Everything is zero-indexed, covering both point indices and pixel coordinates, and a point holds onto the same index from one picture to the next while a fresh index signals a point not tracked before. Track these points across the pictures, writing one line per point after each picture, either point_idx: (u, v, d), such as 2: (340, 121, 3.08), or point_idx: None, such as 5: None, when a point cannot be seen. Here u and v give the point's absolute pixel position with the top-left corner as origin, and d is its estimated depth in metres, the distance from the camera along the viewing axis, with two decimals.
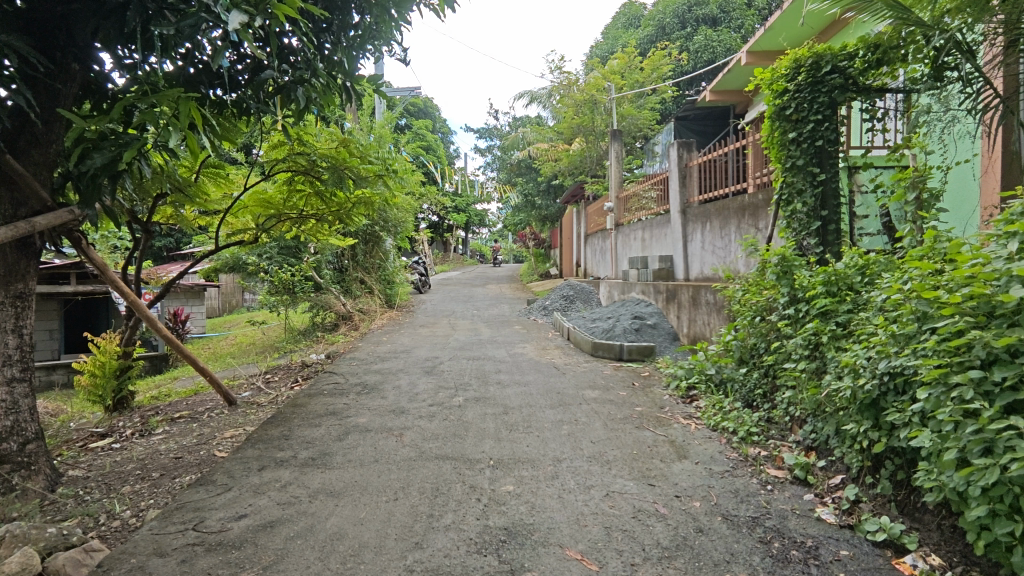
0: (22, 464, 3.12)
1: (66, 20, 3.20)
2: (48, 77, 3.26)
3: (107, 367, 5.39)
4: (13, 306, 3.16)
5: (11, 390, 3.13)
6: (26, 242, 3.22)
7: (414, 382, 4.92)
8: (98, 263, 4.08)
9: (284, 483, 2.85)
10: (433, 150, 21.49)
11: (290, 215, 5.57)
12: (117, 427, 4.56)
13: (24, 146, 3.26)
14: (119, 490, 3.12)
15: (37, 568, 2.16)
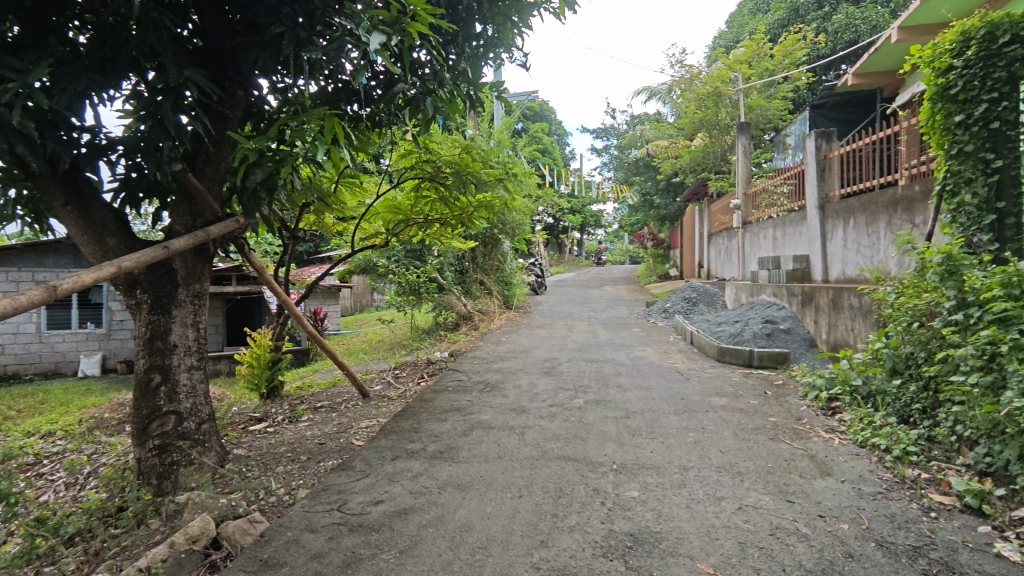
0: (200, 440, 3.59)
1: (233, 53, 3.72)
2: (220, 104, 3.71)
3: (262, 358, 6.05)
4: (192, 304, 3.64)
5: (191, 376, 3.61)
6: (203, 249, 3.70)
7: (535, 382, 4.99)
8: (258, 267, 4.59)
9: (415, 473, 3.02)
10: (549, 152, 21.65)
11: (416, 219, 5.89)
12: (271, 413, 5.10)
13: (201, 166, 3.73)
14: (274, 469, 3.49)
15: (212, 533, 2.50)
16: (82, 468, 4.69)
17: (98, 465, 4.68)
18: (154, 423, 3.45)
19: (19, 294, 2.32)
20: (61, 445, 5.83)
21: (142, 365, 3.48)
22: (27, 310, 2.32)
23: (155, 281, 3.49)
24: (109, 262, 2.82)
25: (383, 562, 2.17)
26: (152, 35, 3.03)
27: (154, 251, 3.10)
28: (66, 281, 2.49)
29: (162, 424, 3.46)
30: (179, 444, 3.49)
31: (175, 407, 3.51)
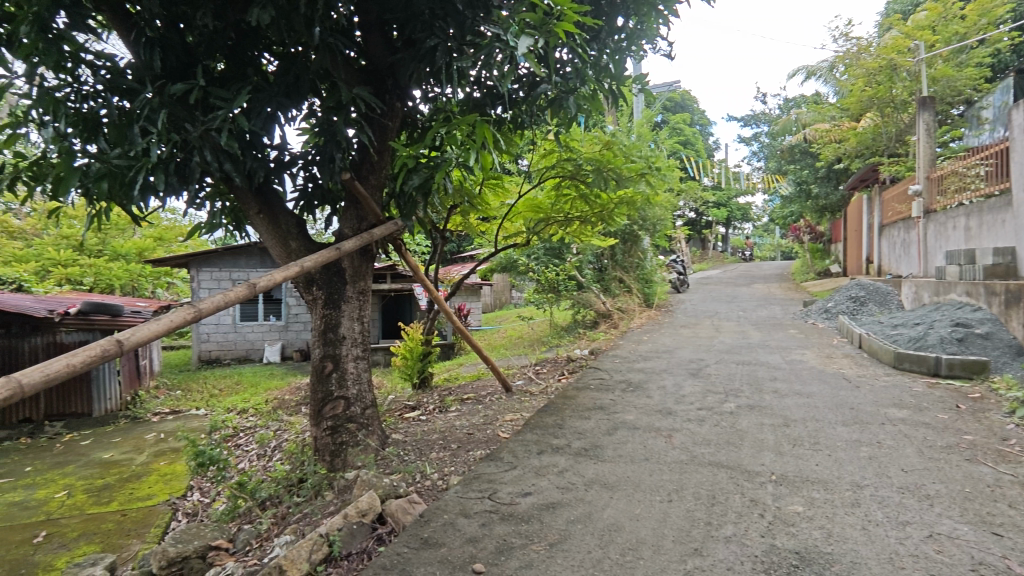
0: (364, 424, 3.94)
1: (392, 69, 4.00)
2: (381, 116, 4.01)
3: (415, 351, 6.51)
4: (358, 300, 4.01)
5: (357, 365, 3.97)
6: (367, 249, 4.07)
7: (680, 384, 4.80)
8: (412, 266, 4.91)
9: (561, 469, 3.06)
10: (691, 144, 20.67)
11: (557, 218, 5.93)
12: (423, 402, 5.47)
13: (365, 173, 4.07)
14: (428, 455, 3.74)
15: (377, 509, 2.75)
16: (270, 442, 5.40)
17: (282, 441, 5.37)
18: (327, 406, 3.86)
19: (229, 291, 2.74)
20: (253, 421, 6.78)
21: (318, 354, 3.91)
22: (235, 303, 2.74)
23: (328, 278, 3.90)
24: (294, 263, 3.22)
25: (534, 552, 2.23)
26: (328, 59, 3.38)
27: (328, 252, 3.48)
28: (262, 279, 2.89)
29: (334, 407, 3.86)
30: (347, 426, 3.86)
31: (343, 393, 3.89)
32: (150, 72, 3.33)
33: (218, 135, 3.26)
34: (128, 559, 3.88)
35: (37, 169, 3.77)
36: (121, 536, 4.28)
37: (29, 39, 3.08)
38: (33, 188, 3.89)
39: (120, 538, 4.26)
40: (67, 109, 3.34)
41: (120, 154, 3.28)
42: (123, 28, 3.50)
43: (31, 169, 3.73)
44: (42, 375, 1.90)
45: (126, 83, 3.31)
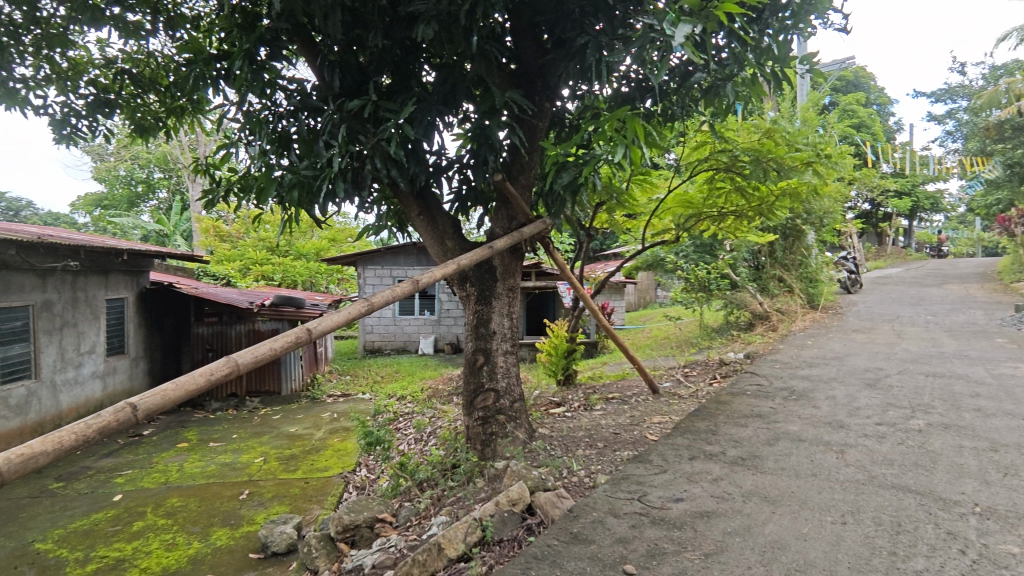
0: (513, 416, 4.07)
1: (543, 70, 4.07)
2: (531, 117, 4.10)
3: (560, 348, 6.59)
4: (508, 297, 4.15)
5: (507, 359, 4.11)
6: (517, 248, 4.20)
7: (854, 395, 4.30)
8: (560, 264, 4.94)
9: (716, 477, 2.90)
10: (867, 127, 18.42)
11: (709, 213, 5.61)
12: (568, 399, 5.52)
13: (516, 173, 4.19)
14: (575, 451, 3.77)
15: (526, 500, 2.83)
16: (426, 428, 5.81)
17: (437, 427, 5.75)
18: (479, 398, 4.06)
19: (396, 286, 3.00)
20: (410, 407, 7.34)
21: (471, 347, 4.13)
22: (402, 298, 2.99)
23: (481, 276, 4.10)
24: (452, 261, 3.43)
25: (688, 561, 2.15)
26: (483, 65, 3.53)
27: (482, 251, 3.66)
28: (424, 276, 3.13)
29: (485, 398, 4.04)
30: (497, 418, 4.02)
31: (493, 385, 4.06)
32: (331, 92, 3.74)
33: (387, 144, 3.57)
34: (311, 522, 4.40)
35: (245, 183, 4.42)
36: (305, 501, 4.88)
37: (240, 72, 3.63)
38: (242, 198, 4.58)
39: (304, 502, 4.85)
40: (268, 129, 3.88)
41: (308, 166, 3.73)
42: (309, 54, 3.97)
43: (240, 182, 4.39)
44: (252, 356, 2.24)
45: (312, 103, 3.76)
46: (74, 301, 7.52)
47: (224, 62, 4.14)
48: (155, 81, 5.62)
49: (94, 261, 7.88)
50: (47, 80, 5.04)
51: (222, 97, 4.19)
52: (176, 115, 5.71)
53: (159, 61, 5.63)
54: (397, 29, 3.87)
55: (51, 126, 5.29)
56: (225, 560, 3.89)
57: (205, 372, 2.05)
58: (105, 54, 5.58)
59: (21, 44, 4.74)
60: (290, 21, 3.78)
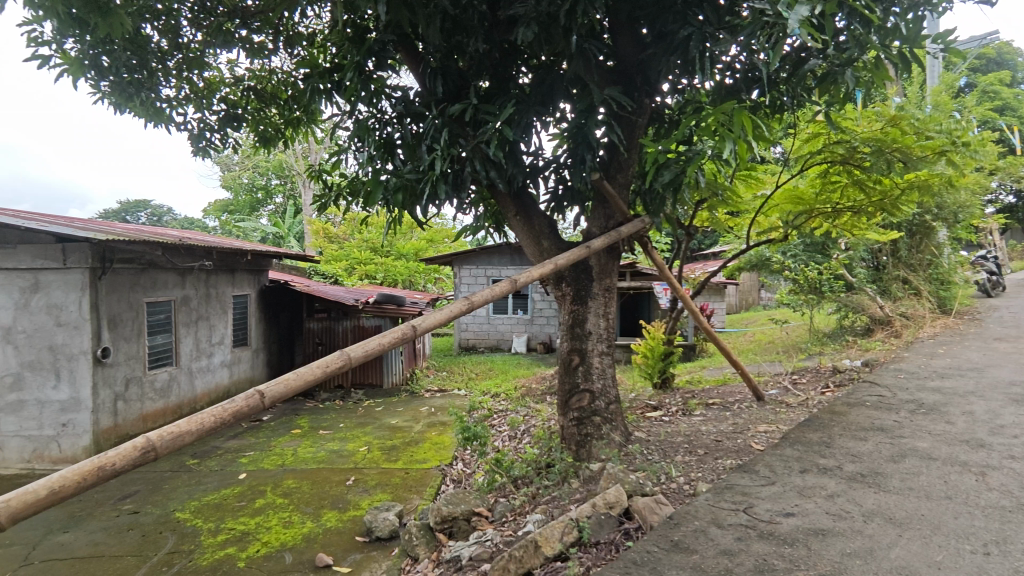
0: (609, 418, 4.02)
1: (642, 65, 3.98)
2: (630, 114, 4.01)
3: (656, 350, 6.41)
4: (604, 297, 4.10)
5: (603, 360, 4.07)
6: (614, 248, 4.14)
7: (997, 411, 3.84)
8: (658, 264, 4.80)
9: (832, 493, 2.70)
10: (1013, 109, 16.33)
11: (823, 210, 5.20)
12: (665, 403, 5.37)
13: (613, 172, 4.13)
14: (673, 457, 3.66)
15: (624, 503, 2.79)
16: (520, 426, 5.88)
17: (530, 426, 5.80)
18: (574, 397, 4.05)
19: (495, 285, 3.06)
20: (505, 405, 7.45)
21: (566, 347, 4.12)
22: (500, 297, 3.05)
23: (576, 275, 4.08)
24: (550, 260, 3.45)
25: None
26: (582, 64, 3.52)
27: (579, 250, 3.65)
28: (522, 276, 3.16)
29: (580, 399, 4.02)
30: (593, 419, 3.98)
31: (588, 386, 4.02)
32: (433, 98, 3.89)
33: (486, 147, 3.65)
34: (411, 511, 4.59)
35: (354, 187, 4.69)
36: (405, 490, 5.09)
37: (351, 82, 3.88)
38: (350, 202, 4.86)
39: (405, 491, 5.07)
40: (375, 136, 4.10)
41: (411, 169, 3.91)
42: (413, 62, 4.14)
43: (348, 186, 4.67)
44: (362, 350, 2.38)
45: (415, 109, 3.93)
46: (206, 297, 8.33)
47: (336, 75, 4.43)
48: (276, 95, 6.11)
49: (223, 261, 8.69)
50: (187, 99, 5.62)
51: (333, 108, 4.48)
52: (294, 126, 6.16)
53: (279, 77, 6.12)
54: (497, 32, 3.94)
55: (190, 140, 5.89)
56: (334, 541, 4.16)
57: (321, 364, 2.21)
58: (234, 73, 6.13)
59: (167, 67, 5.31)
60: (396, 32, 3.97)
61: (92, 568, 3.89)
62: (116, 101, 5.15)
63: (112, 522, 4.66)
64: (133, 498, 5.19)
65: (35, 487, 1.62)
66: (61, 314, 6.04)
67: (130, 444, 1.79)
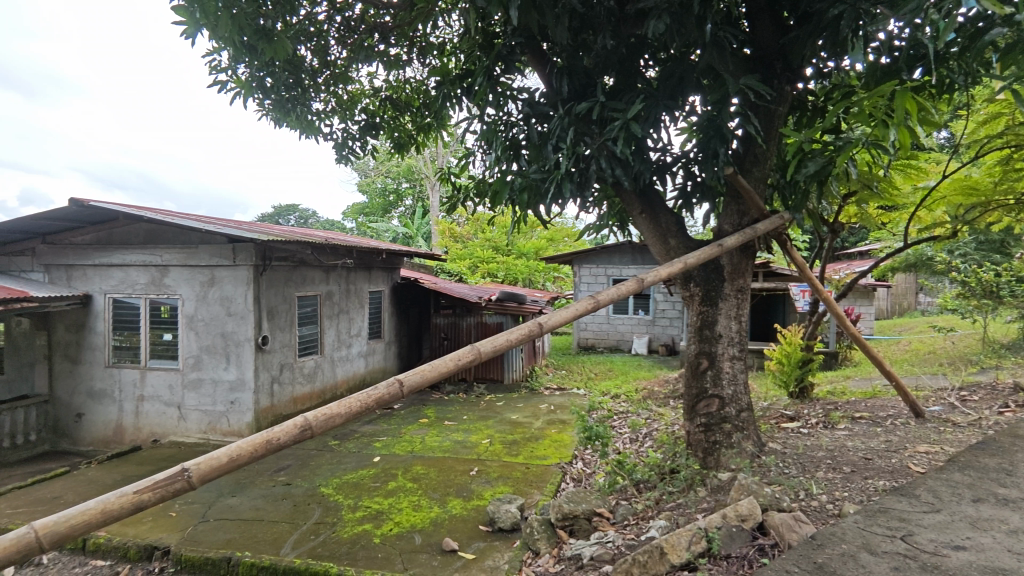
0: (740, 426, 3.81)
1: (784, 50, 3.70)
2: (769, 102, 3.75)
3: (792, 357, 5.95)
4: (736, 298, 3.89)
5: (734, 365, 3.86)
6: (748, 246, 3.91)
7: None
8: (799, 265, 4.43)
9: (1015, 528, 2.34)
10: None
11: (1003, 202, 4.51)
12: (804, 414, 4.96)
13: (748, 166, 3.89)
14: (814, 473, 3.38)
15: (758, 518, 2.65)
16: (642, 429, 5.74)
17: (652, 430, 5.65)
18: (701, 403, 3.88)
19: (621, 284, 3.04)
20: (625, 407, 7.32)
21: (693, 350, 3.96)
22: (626, 296, 3.02)
23: (706, 275, 3.91)
24: (679, 259, 3.34)
25: None
26: (715, 54, 3.35)
27: (710, 249, 3.50)
28: (649, 275, 3.10)
29: (708, 404, 3.85)
30: (722, 426, 3.80)
31: (718, 392, 3.84)
32: (560, 97, 3.92)
33: (613, 144, 3.61)
34: (532, 505, 4.66)
35: (480, 188, 4.85)
36: (526, 485, 5.19)
37: (480, 87, 4.03)
38: (477, 203, 5.04)
39: (526, 486, 5.16)
40: (502, 138, 4.21)
41: (537, 169, 3.97)
42: (538, 62, 4.19)
43: (475, 187, 4.85)
44: (492, 345, 2.46)
45: (541, 109, 3.99)
46: (347, 292, 9.08)
47: (465, 80, 4.61)
48: (410, 103, 6.51)
49: (362, 259, 9.41)
50: (334, 111, 6.15)
51: (462, 112, 4.66)
52: (426, 131, 6.51)
53: (413, 86, 6.49)
54: (624, 27, 3.88)
55: (335, 148, 6.45)
56: (460, 528, 4.34)
57: (454, 357, 2.33)
58: (373, 84, 6.61)
59: (317, 83, 5.85)
60: (524, 35, 4.05)
61: (256, 530, 4.42)
62: (277, 116, 5.73)
63: (269, 491, 5.24)
64: (285, 472, 5.80)
65: (217, 455, 1.87)
66: (231, 305, 6.88)
67: (291, 423, 2.00)
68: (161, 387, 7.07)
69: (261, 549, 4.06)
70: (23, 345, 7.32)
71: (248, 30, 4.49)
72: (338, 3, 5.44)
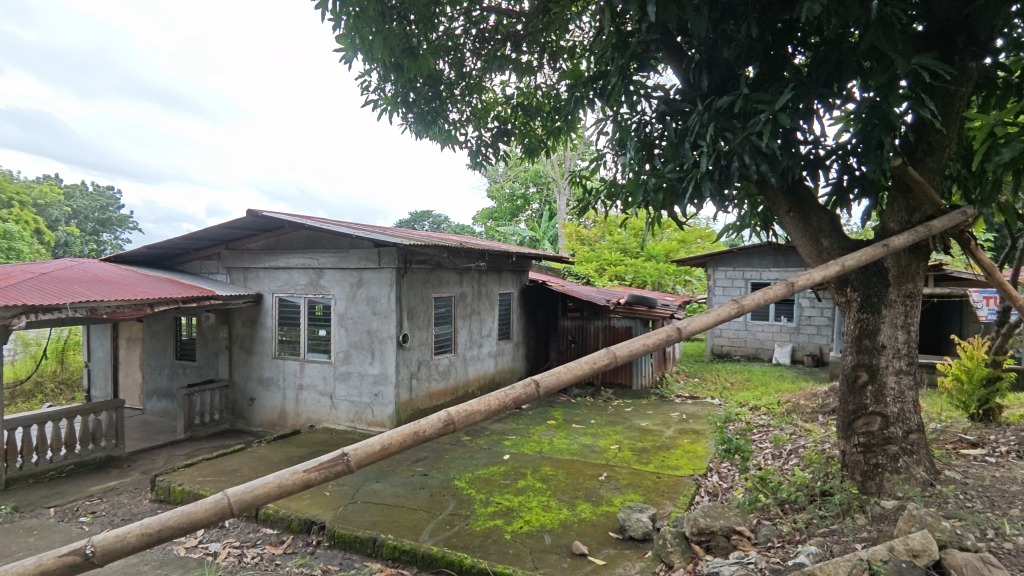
0: (909, 450, 3.39)
1: (967, 21, 3.24)
2: (947, 82, 3.30)
3: (975, 374, 5.18)
4: (904, 304, 3.46)
5: (901, 380, 3.44)
6: (920, 246, 3.46)
7: None
8: (986, 267, 3.81)
9: None
10: None
11: None
12: (990, 441, 4.27)
13: (921, 156, 3.44)
14: (1006, 510, 2.90)
15: (936, 555, 2.35)
16: (786, 446, 5.31)
17: (799, 446, 5.20)
18: (859, 420, 3.52)
19: (769, 289, 2.86)
20: (766, 420, 6.81)
21: (850, 362, 3.59)
22: (773, 301, 2.83)
23: (866, 279, 3.53)
24: (836, 261, 3.07)
25: None
26: (881, 33, 3.02)
27: (873, 250, 3.17)
28: (801, 278, 2.89)
29: (868, 423, 3.47)
30: (885, 448, 3.40)
31: (881, 409, 3.45)
32: (699, 92, 3.76)
33: (758, 139, 3.39)
34: (665, 516, 4.50)
35: (611, 190, 4.79)
36: (658, 495, 5.02)
37: (615, 87, 3.99)
38: (608, 205, 4.98)
39: (657, 496, 5.00)
40: (635, 138, 4.13)
41: (673, 169, 3.83)
42: (675, 58, 4.06)
43: (606, 189, 4.80)
44: (629, 348, 2.43)
45: (678, 106, 3.85)
46: (479, 293, 9.43)
47: (598, 81, 4.58)
48: (540, 109, 6.62)
49: (493, 262, 9.74)
50: (469, 120, 6.41)
51: (594, 114, 4.65)
52: (556, 135, 6.58)
53: (543, 91, 6.60)
54: (771, 13, 3.63)
55: (470, 156, 6.73)
56: (590, 532, 4.32)
57: (590, 359, 2.32)
58: (505, 92, 6.80)
59: (453, 94, 6.14)
60: (659, 30, 3.96)
61: (398, 515, 4.72)
62: (419, 128, 6.10)
63: (408, 480, 5.59)
64: (423, 463, 6.15)
65: (373, 442, 2.03)
66: (377, 305, 7.44)
67: (436, 416, 2.12)
68: (317, 378, 7.83)
69: (402, 534, 4.34)
70: (210, 337, 8.52)
71: (398, 50, 4.88)
72: (474, 16, 5.67)
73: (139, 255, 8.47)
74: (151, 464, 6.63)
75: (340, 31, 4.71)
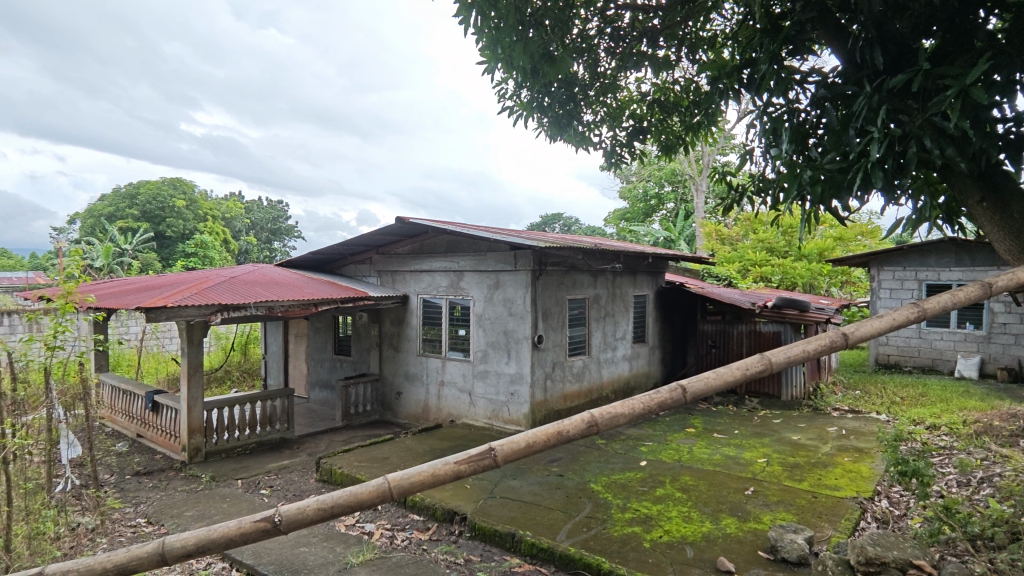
0: None
1: None
2: None
3: None
4: None
5: None
6: None
7: None
8: None
9: None
10: None
11: None
12: None
13: None
14: None
15: None
16: (975, 472, 4.60)
17: (994, 475, 4.46)
18: None
19: (959, 291, 2.50)
20: (948, 442, 5.94)
21: None
22: (963, 305, 2.47)
23: None
24: None
25: None
26: None
27: None
28: (1001, 279, 2.49)
29: None
30: None
31: None
32: (867, 71, 3.39)
33: (941, 119, 2.98)
34: (823, 541, 4.12)
35: (761, 185, 4.45)
36: (814, 516, 4.60)
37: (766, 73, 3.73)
38: (755, 201, 4.64)
39: (814, 517, 4.57)
40: (789, 127, 3.81)
41: (834, 159, 3.47)
42: (837, 38, 3.70)
43: (755, 184, 4.48)
44: (786, 355, 2.26)
45: (841, 89, 3.50)
46: (613, 295, 9.31)
47: (746, 69, 4.30)
48: (678, 104, 6.36)
49: (629, 264, 9.59)
50: (603, 120, 6.38)
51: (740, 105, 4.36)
52: (695, 131, 6.28)
53: (682, 85, 6.33)
54: None
55: (604, 156, 6.68)
56: (735, 549, 4.07)
57: (741, 365, 2.20)
58: (641, 89, 6.64)
59: (589, 96, 6.11)
60: (818, 9, 3.63)
61: (535, 513, 4.81)
62: (554, 132, 6.19)
63: (545, 479, 5.67)
64: (559, 463, 6.21)
65: (518, 439, 2.10)
66: (513, 306, 7.66)
67: (579, 417, 2.12)
68: (457, 375, 8.23)
69: (540, 531, 4.42)
70: (364, 334, 9.32)
71: (535, 56, 4.97)
72: (609, 16, 5.62)
73: (306, 260, 9.51)
74: (316, 447, 7.41)
75: (481, 44, 4.94)
